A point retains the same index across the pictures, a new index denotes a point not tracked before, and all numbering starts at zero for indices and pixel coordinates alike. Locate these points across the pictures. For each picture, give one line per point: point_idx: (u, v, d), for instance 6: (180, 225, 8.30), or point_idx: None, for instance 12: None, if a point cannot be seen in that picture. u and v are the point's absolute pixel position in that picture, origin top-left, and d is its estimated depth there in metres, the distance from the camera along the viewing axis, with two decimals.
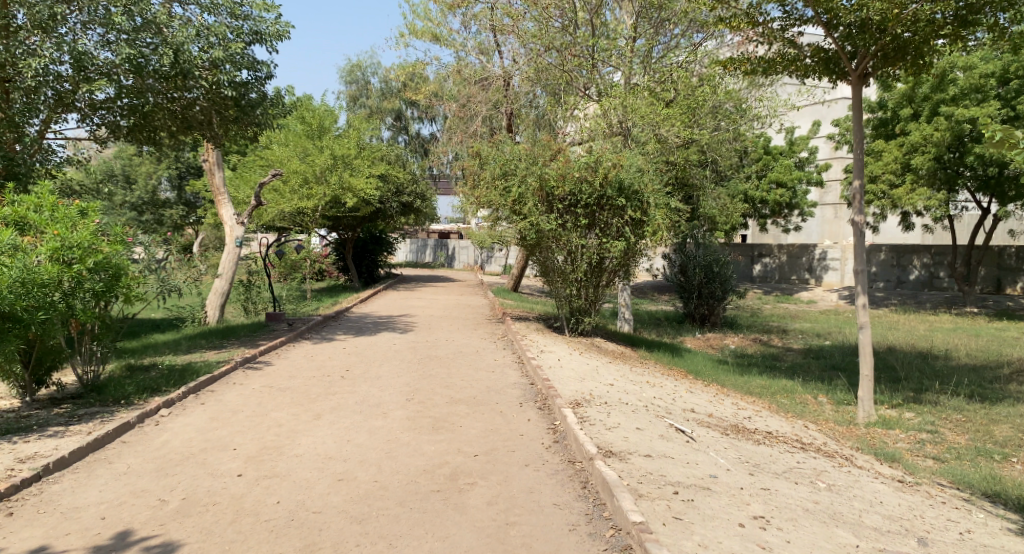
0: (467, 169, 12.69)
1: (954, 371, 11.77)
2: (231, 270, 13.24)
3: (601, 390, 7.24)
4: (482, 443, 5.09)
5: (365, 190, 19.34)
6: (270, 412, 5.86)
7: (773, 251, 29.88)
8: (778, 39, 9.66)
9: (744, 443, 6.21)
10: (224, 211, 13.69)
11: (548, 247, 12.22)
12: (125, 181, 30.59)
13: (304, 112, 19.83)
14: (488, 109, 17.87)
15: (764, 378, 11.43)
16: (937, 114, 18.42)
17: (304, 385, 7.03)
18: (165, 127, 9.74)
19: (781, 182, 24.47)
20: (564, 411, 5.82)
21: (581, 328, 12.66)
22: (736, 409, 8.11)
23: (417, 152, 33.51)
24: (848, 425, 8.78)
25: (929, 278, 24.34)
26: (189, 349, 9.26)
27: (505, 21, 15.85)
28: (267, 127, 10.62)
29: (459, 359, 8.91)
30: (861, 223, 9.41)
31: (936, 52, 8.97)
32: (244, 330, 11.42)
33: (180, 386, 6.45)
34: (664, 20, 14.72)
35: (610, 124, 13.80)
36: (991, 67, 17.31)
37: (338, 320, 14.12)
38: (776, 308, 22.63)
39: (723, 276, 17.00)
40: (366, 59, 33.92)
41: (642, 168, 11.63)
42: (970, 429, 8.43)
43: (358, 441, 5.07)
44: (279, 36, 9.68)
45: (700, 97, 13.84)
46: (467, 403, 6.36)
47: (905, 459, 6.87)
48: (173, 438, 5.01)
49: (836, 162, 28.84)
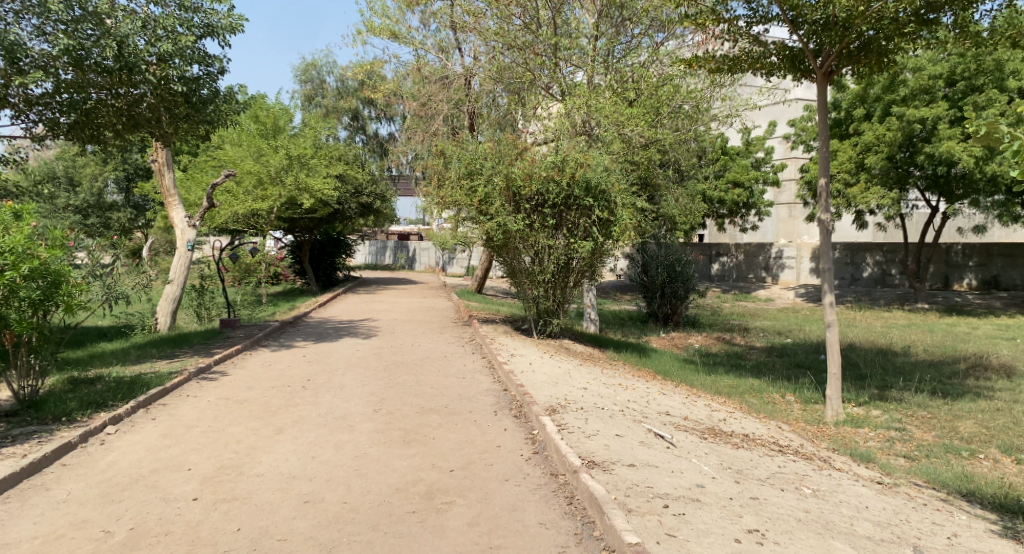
0: (431, 169, 12.35)
1: (914, 367, 11.98)
2: (183, 275, 12.60)
3: (575, 395, 7.04)
4: (458, 456, 4.81)
5: (323, 191, 18.77)
6: (227, 427, 5.45)
7: (731, 251, 30.42)
8: (744, 37, 9.65)
9: (724, 447, 6.09)
10: (175, 214, 13.02)
11: (515, 248, 12.01)
12: (68, 184, 29.14)
13: (257, 111, 19.13)
14: (450, 108, 17.53)
15: (732, 378, 11.44)
16: (889, 115, 18.89)
17: (263, 396, 6.61)
18: (110, 125, 9.14)
19: (739, 182, 24.81)
20: (541, 420, 5.59)
21: (549, 330, 12.45)
22: (711, 411, 8.02)
23: (376, 152, 33.08)
24: (818, 424, 8.79)
25: (881, 275, 25.04)
26: (138, 359, 8.68)
27: (465, 19, 15.53)
28: (220, 126, 10.06)
29: (427, 366, 8.58)
30: (827, 221, 9.45)
31: (897, 51, 9.12)
32: (198, 338, 10.83)
33: (128, 400, 5.96)
34: (626, 19, 14.77)
35: (573, 123, 13.65)
36: (939, 69, 17.83)
37: (298, 326, 13.60)
38: (736, 307, 22.90)
39: (686, 276, 17.04)
40: (321, 58, 33.08)
41: (608, 168, 11.51)
42: (936, 426, 8.54)
43: (325, 458, 4.73)
44: (232, 29, 9.18)
45: (663, 97, 13.83)
46: (439, 413, 6.07)
47: (880, 459, 6.87)
48: (121, 459, 4.57)
49: (790, 162, 29.39)
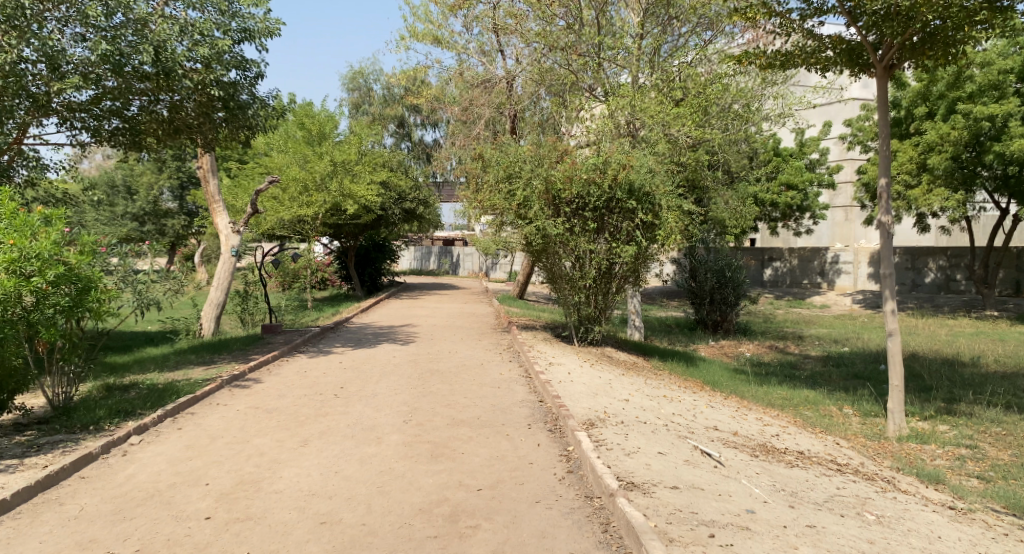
0: (470, 173, 12.17)
1: (985, 378, 11.12)
2: (226, 280, 12.69)
3: (616, 408, 6.67)
4: (487, 474, 4.52)
5: (367, 197, 18.81)
6: (252, 438, 5.29)
7: (784, 255, 29.33)
8: (798, 30, 9.09)
9: (776, 466, 5.62)
10: (220, 220, 13.17)
11: (555, 252, 11.67)
12: (127, 193, 30.26)
13: (304, 117, 19.27)
14: (492, 112, 17.37)
15: (785, 388, 10.82)
16: (954, 113, 17.79)
17: (293, 405, 6.47)
18: (152, 130, 9.25)
19: (792, 185, 23.88)
20: (578, 435, 5.24)
21: (590, 337, 12.07)
22: (762, 425, 7.51)
23: (421, 158, 33.26)
24: (879, 440, 8.17)
25: (945, 280, 23.67)
26: (177, 365, 8.70)
27: (507, 21, 15.33)
28: (259, 130, 10.09)
29: (462, 374, 8.33)
30: (888, 224, 8.80)
31: (967, 42, 8.42)
32: (238, 343, 10.86)
33: (157, 409, 5.89)
34: (673, 16, 14.17)
35: (617, 124, 13.21)
36: (1010, 63, 16.72)
37: (337, 332, 13.58)
38: (789, 313, 21.96)
39: (736, 281, 16.38)
40: (368, 66, 33.53)
41: (652, 169, 11.08)
42: (1013, 444, 7.79)
43: (348, 473, 4.51)
44: (269, 33, 9.21)
45: (711, 96, 13.32)
46: (470, 425, 5.80)
47: (951, 481, 6.26)
48: (139, 472, 4.45)
49: (847, 164, 28.25)
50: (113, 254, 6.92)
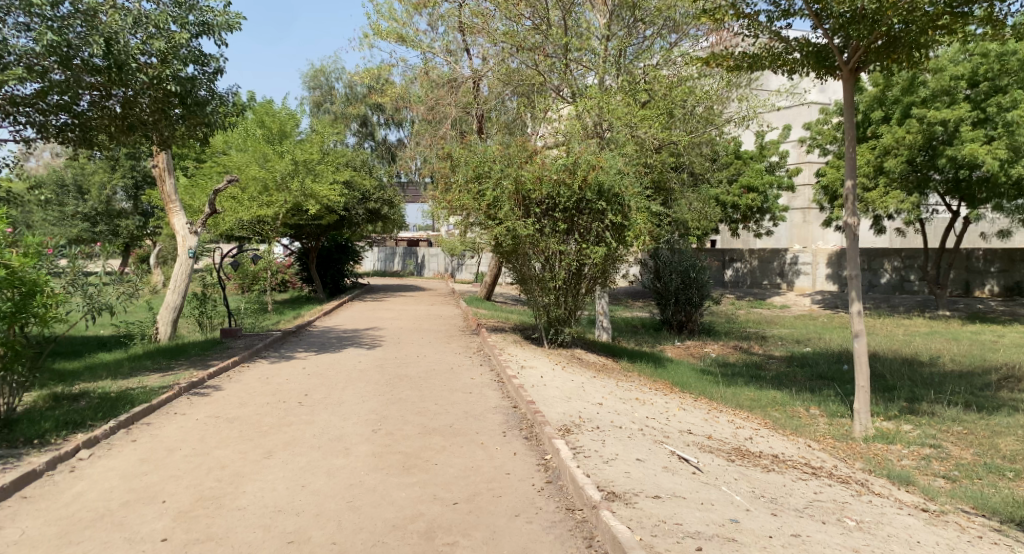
0: (437, 172, 11.94)
1: (943, 377, 11.40)
2: (183, 283, 12.18)
3: (590, 412, 6.56)
4: (463, 486, 4.34)
5: (329, 197, 18.38)
6: (213, 450, 4.99)
7: (744, 256, 29.85)
8: (765, 32, 9.13)
9: (753, 471, 5.59)
10: (176, 220, 12.63)
11: (525, 254, 11.52)
12: (78, 192, 29.16)
13: (263, 116, 18.91)
14: (458, 111, 17.15)
15: (753, 389, 10.89)
16: (908, 117, 18.30)
17: (256, 414, 6.16)
18: (104, 126, 8.77)
19: (753, 187, 24.30)
20: (555, 443, 5.09)
21: (560, 339, 11.96)
22: (735, 428, 7.49)
23: (384, 158, 32.79)
24: (847, 441, 8.26)
25: (900, 281, 24.36)
26: (130, 372, 8.26)
27: (473, 20, 15.14)
28: (219, 128, 9.70)
29: (432, 379, 8.12)
30: (855, 225, 8.91)
31: (929, 47, 8.60)
32: (196, 348, 10.40)
33: (108, 420, 5.52)
34: (638, 19, 14.21)
35: (584, 126, 13.16)
36: (961, 69, 17.18)
37: (300, 335, 13.19)
38: (751, 314, 22.29)
39: (700, 282, 16.53)
40: (329, 64, 32.91)
41: (622, 170, 11.04)
42: (975, 443, 7.96)
43: (316, 487, 4.26)
44: (229, 26, 8.84)
45: (677, 98, 13.40)
46: (443, 433, 5.60)
47: (921, 482, 6.33)
48: (89, 490, 4.12)
49: (805, 167, 28.88)
50: (60, 256, 6.47)
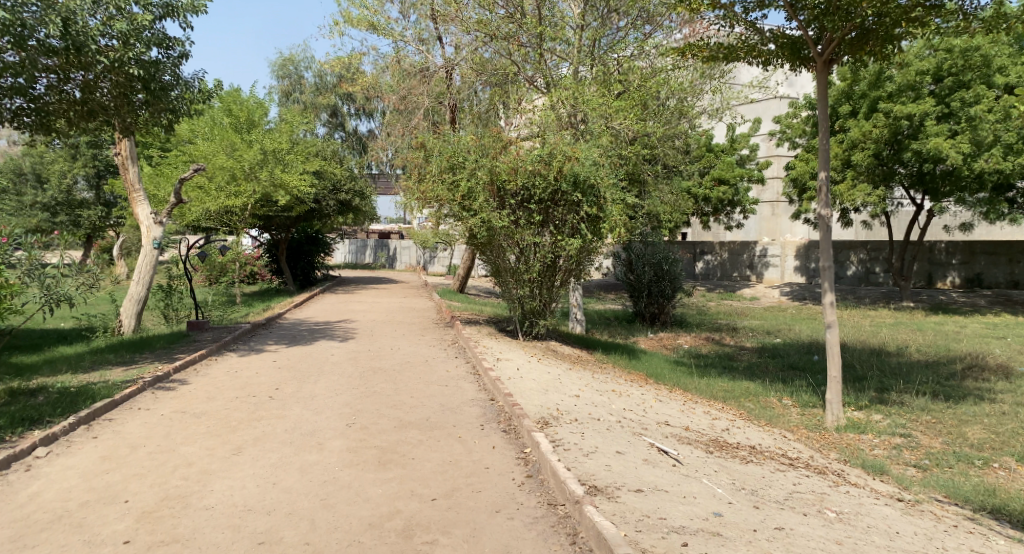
0: (411, 162, 11.70)
1: (910, 368, 11.63)
2: (148, 274, 11.75)
3: (568, 405, 6.49)
4: (441, 481, 4.22)
5: (299, 188, 17.98)
6: (179, 447, 4.78)
7: (715, 249, 30.17)
8: (741, 23, 9.13)
9: (732, 463, 5.59)
10: (140, 210, 12.17)
11: (499, 245, 11.40)
12: (36, 181, 28.10)
13: (230, 104, 18.51)
14: (431, 101, 16.90)
15: (726, 380, 10.96)
16: (875, 112, 18.64)
17: (224, 408, 5.94)
18: (61, 109, 8.36)
19: (724, 180, 24.53)
20: (534, 436, 5.00)
21: (535, 332, 11.88)
22: (712, 419, 7.50)
23: (355, 149, 32.30)
24: (819, 431, 8.36)
25: (865, 273, 24.87)
26: (91, 366, 7.90)
27: (446, 10, 14.90)
28: (183, 114, 9.35)
29: (406, 372, 7.96)
30: (827, 217, 8.99)
31: (901, 39, 8.71)
32: (161, 341, 10.05)
33: (68, 415, 5.23)
34: (612, 10, 14.32)
35: (559, 117, 13.06)
36: (926, 64, 17.49)
37: (270, 328, 12.87)
38: (722, 306, 22.52)
39: (673, 274, 16.61)
40: (299, 52, 32.24)
41: (597, 162, 10.97)
42: (943, 432, 8.10)
43: (288, 485, 4.10)
44: (195, 9, 8.51)
45: (651, 89, 13.38)
46: (419, 427, 5.47)
47: (894, 471, 6.41)
48: (46, 490, 3.88)
49: (775, 160, 29.31)
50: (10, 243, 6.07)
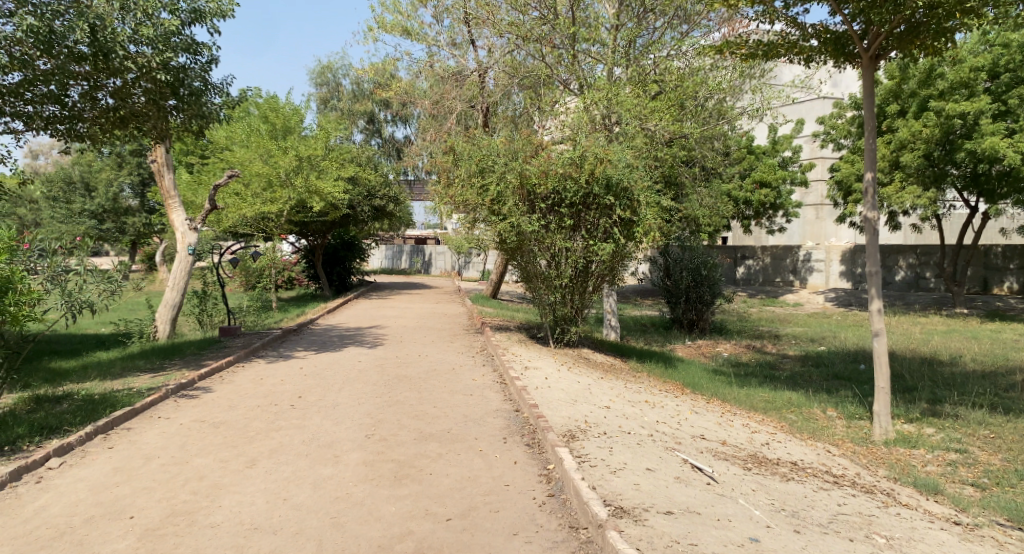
0: (440, 167, 11.59)
1: (965, 378, 10.95)
2: (182, 280, 11.86)
3: (597, 416, 6.21)
4: (457, 499, 4.00)
5: (334, 194, 18.10)
6: (193, 458, 4.68)
7: (756, 254, 29.37)
8: (781, 19, 8.74)
9: (771, 480, 5.23)
10: (175, 217, 12.29)
11: (529, 250, 11.16)
12: (85, 189, 29.10)
13: (268, 111, 18.73)
14: (463, 105, 16.79)
15: (766, 390, 10.49)
16: (926, 110, 17.81)
17: (244, 417, 5.85)
18: (95, 116, 8.47)
19: (765, 182, 23.81)
20: (558, 452, 4.75)
21: (566, 339, 11.60)
22: (750, 432, 7.11)
23: (391, 155, 32.55)
24: (867, 445, 7.87)
25: (915, 278, 23.82)
26: (120, 373, 7.94)
27: (478, 13, 14.78)
28: (215, 120, 9.38)
29: (432, 380, 7.78)
30: (874, 219, 8.50)
31: (955, 32, 8.17)
32: (193, 347, 10.11)
33: (86, 425, 5.19)
34: (648, 9, 13.85)
35: (592, 118, 12.79)
36: (980, 60, 16.65)
37: (301, 334, 12.89)
38: (762, 312, 21.82)
39: (712, 280, 16.11)
40: (336, 61, 32.71)
41: (631, 164, 10.65)
42: (1003, 447, 7.53)
43: (298, 501, 3.93)
44: (222, 14, 8.55)
45: (688, 89, 13.00)
46: (439, 440, 5.27)
47: (950, 491, 5.93)
48: (52, 504, 3.80)
49: (819, 162, 28.43)
50: (32, 250, 6.03)
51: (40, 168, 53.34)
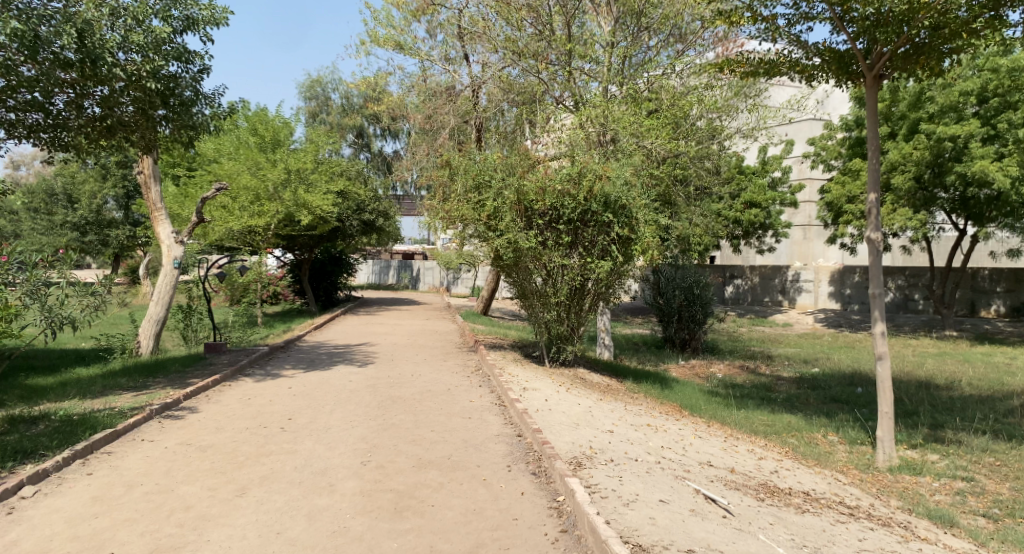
0: (435, 182, 11.38)
1: (964, 402, 10.83)
2: (168, 295, 11.47)
3: (602, 442, 5.96)
4: (463, 535, 3.73)
5: (323, 208, 17.81)
6: (178, 486, 4.37)
7: (745, 273, 29.45)
8: (784, 37, 8.67)
9: (787, 513, 5.01)
10: (161, 229, 11.93)
11: (525, 267, 10.94)
12: (67, 201, 28.57)
13: (257, 123, 18.45)
14: (456, 120, 16.67)
15: (765, 413, 10.29)
16: (916, 133, 17.93)
17: (232, 441, 5.54)
18: (80, 126, 8.17)
19: (754, 203, 23.89)
20: (568, 482, 4.50)
21: (562, 358, 11.38)
22: (757, 459, 6.89)
23: (380, 169, 32.33)
24: (871, 472, 7.68)
25: (903, 300, 23.91)
26: (101, 391, 7.58)
27: (474, 29, 14.69)
28: (205, 132, 9.11)
29: (428, 402, 7.51)
30: (878, 241, 8.39)
31: (957, 53, 8.12)
32: (177, 363, 9.77)
33: (64, 449, 4.86)
34: (643, 27, 13.78)
35: (588, 136, 12.65)
36: (970, 85, 16.79)
37: (288, 351, 12.53)
38: (753, 332, 21.76)
39: (704, 299, 15.95)
40: (326, 75, 32.57)
41: (629, 181, 10.49)
42: (1010, 476, 7.37)
43: (293, 535, 3.64)
44: (215, 22, 8.33)
45: (684, 108, 12.95)
46: (440, 467, 5.00)
47: (965, 523, 5.73)
48: (24, 538, 3.48)
49: (807, 183, 28.64)
50: (11, 263, 5.69)
51: (21, 178, 52.60)
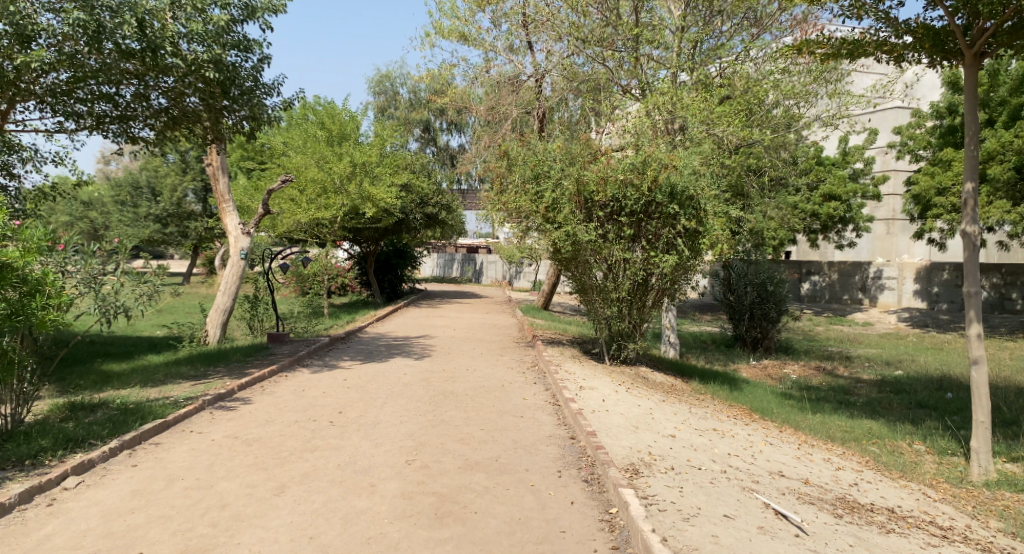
0: (494, 173, 11.13)
1: None
2: (233, 285, 11.71)
3: (662, 447, 5.57)
4: (505, 547, 3.45)
5: (387, 201, 17.92)
6: (217, 482, 4.29)
7: (824, 270, 27.96)
8: (870, 14, 7.92)
9: (869, 533, 4.49)
10: (229, 220, 12.22)
11: (585, 261, 10.57)
12: (151, 194, 30.10)
13: (325, 118, 18.72)
14: (519, 111, 16.38)
15: (843, 418, 9.55)
16: (1018, 119, 16.38)
17: (278, 435, 5.47)
18: (147, 117, 8.39)
19: (834, 195, 22.50)
20: (622, 493, 4.16)
21: (623, 355, 10.92)
22: (835, 470, 6.30)
23: (445, 163, 32.46)
24: (966, 487, 6.92)
25: (999, 299, 22.03)
26: (162, 380, 7.73)
27: (538, 17, 14.33)
28: (265, 122, 9.16)
29: (480, 399, 7.27)
30: (975, 234, 7.55)
31: None
32: (238, 353, 9.94)
33: (112, 439, 4.88)
34: (716, 11, 13.10)
35: (655, 124, 12.08)
36: None
37: (348, 342, 12.63)
38: (830, 331, 20.53)
39: (779, 296, 15.07)
40: (394, 70, 32.94)
41: (697, 170, 9.90)
42: None
43: (325, 540, 3.45)
44: (273, 9, 8.34)
45: (758, 94, 12.18)
46: (487, 470, 4.75)
47: None
48: (59, 532, 3.44)
49: (893, 174, 26.82)
50: (67, 250, 5.81)
51: (112, 172, 55.98)
